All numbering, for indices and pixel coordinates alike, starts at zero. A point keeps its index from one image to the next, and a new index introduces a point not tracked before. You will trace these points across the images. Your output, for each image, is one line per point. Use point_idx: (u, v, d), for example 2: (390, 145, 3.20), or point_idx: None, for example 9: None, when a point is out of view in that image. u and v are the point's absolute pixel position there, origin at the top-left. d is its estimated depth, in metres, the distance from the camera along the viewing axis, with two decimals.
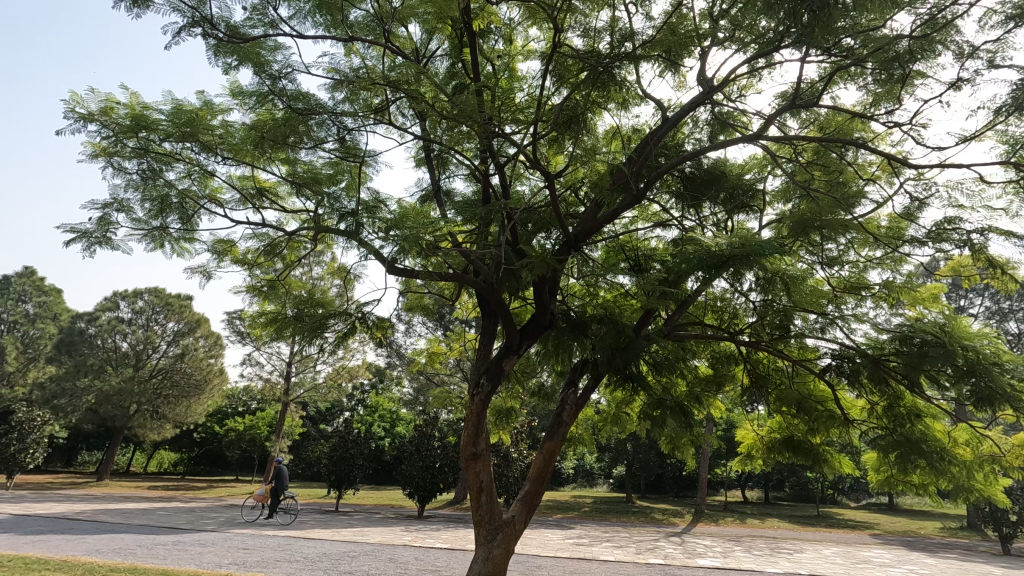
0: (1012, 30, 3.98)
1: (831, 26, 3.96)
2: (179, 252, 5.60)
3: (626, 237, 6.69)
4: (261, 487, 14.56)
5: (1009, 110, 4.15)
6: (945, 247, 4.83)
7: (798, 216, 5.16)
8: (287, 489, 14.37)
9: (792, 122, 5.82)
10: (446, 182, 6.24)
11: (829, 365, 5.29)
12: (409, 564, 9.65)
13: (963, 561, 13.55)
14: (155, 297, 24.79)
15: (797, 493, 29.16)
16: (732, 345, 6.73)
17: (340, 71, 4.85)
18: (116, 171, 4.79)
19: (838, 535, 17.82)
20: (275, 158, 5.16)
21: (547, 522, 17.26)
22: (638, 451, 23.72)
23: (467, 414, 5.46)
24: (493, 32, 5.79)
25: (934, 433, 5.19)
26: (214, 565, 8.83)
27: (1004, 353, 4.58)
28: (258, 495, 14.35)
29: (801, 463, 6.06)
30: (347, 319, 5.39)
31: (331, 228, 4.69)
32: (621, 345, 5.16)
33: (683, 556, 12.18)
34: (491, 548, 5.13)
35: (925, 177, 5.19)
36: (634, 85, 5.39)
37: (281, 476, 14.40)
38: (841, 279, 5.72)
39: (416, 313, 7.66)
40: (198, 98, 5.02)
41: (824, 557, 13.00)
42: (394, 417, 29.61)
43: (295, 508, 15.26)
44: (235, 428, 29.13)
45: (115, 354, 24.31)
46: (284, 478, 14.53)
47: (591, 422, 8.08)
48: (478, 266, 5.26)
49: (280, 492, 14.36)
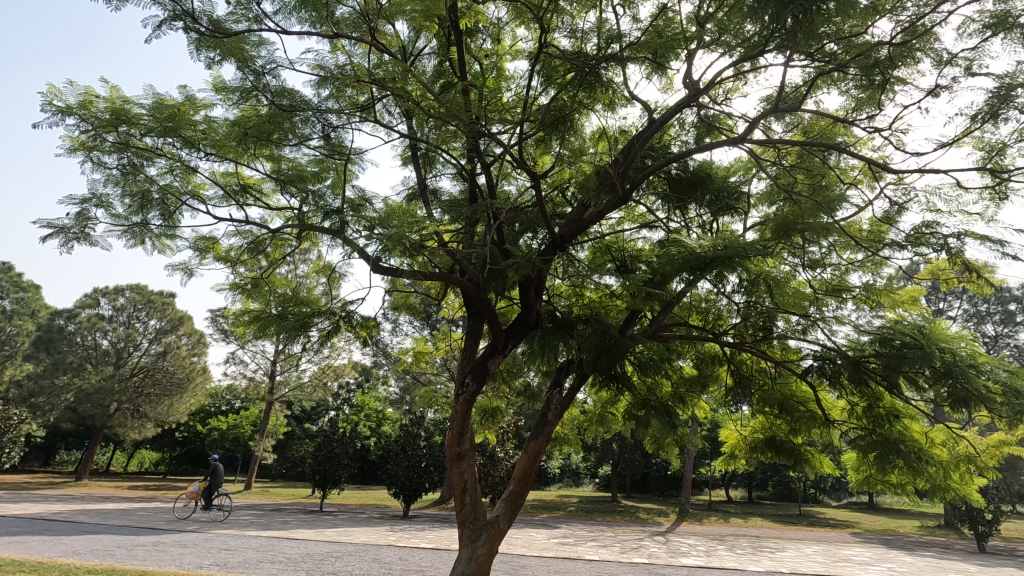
0: (989, 39, 4.05)
1: (814, 31, 4.01)
2: (159, 249, 5.52)
3: (613, 238, 6.71)
4: (195, 484, 14.43)
5: (985, 118, 4.23)
6: (924, 250, 4.92)
7: (781, 219, 5.22)
8: (223, 485, 14.39)
9: (776, 126, 5.87)
10: (433, 181, 6.20)
11: (811, 366, 5.41)
12: (393, 564, 9.59)
13: (939, 559, 13.83)
14: (137, 295, 24.46)
15: (780, 492, 29.48)
16: (716, 346, 6.79)
17: (325, 68, 4.81)
18: (95, 165, 4.70)
19: (819, 534, 18.09)
20: (259, 155, 5.09)
21: (532, 522, 17.31)
22: (624, 451, 23.87)
23: (452, 414, 5.44)
24: (480, 31, 5.77)
25: (911, 433, 5.28)
26: (194, 566, 8.72)
27: (979, 355, 4.68)
28: (191, 493, 14.27)
29: (783, 463, 6.12)
30: (332, 318, 5.35)
31: (316, 226, 4.65)
32: (606, 346, 5.17)
33: (666, 555, 12.29)
34: (475, 548, 5.10)
35: (904, 182, 5.28)
36: (621, 86, 5.41)
37: (216, 473, 14.38)
38: (823, 281, 5.79)
39: (402, 312, 7.62)
40: (180, 93, 4.94)
41: (805, 556, 13.14)
42: (380, 416, 29.52)
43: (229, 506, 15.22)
44: (218, 428, 28.81)
45: (96, 352, 23.93)
46: (218, 474, 14.53)
47: (576, 422, 8.09)
48: (464, 265, 5.25)
49: (215, 489, 14.36)
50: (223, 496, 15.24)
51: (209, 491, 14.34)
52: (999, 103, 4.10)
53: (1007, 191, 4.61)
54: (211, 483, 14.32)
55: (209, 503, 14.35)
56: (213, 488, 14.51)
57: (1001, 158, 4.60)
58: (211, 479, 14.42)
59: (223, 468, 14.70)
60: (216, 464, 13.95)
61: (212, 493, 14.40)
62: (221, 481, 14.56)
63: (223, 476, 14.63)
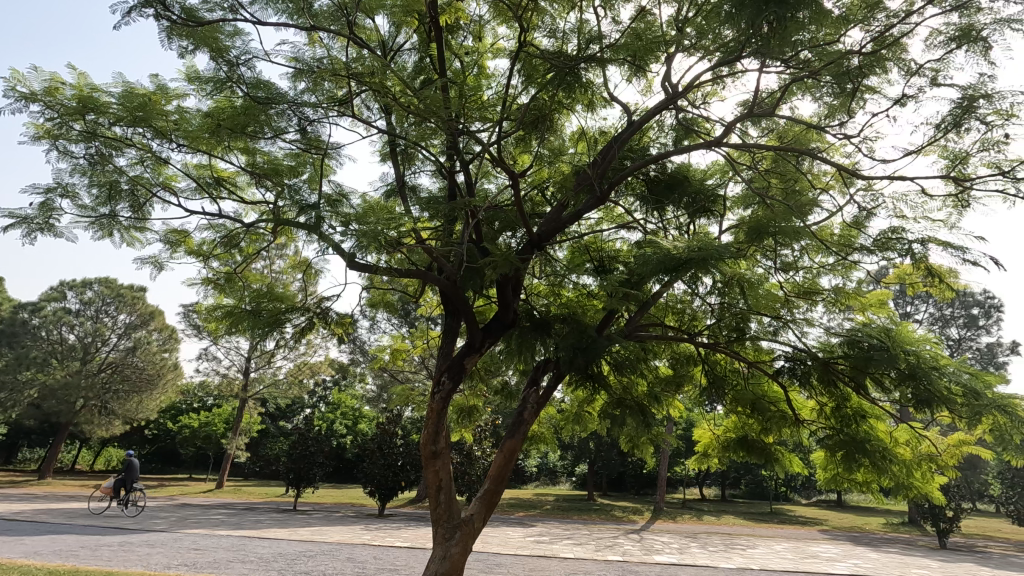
0: (954, 51, 4.17)
1: (788, 39, 4.08)
2: (128, 242, 5.37)
3: (591, 238, 6.75)
4: (108, 479, 14.26)
5: (948, 128, 4.36)
6: (891, 255, 5.04)
7: (754, 222, 5.31)
8: (139, 479, 14.32)
9: (752, 131, 5.96)
10: (412, 178, 6.15)
11: (783, 368, 5.53)
12: (367, 564, 9.49)
13: (903, 555, 14.20)
14: (106, 288, 23.88)
15: (753, 490, 30.05)
16: (690, 346, 6.86)
17: (301, 60, 4.74)
18: (61, 154, 4.56)
19: (788, 531, 18.45)
20: (233, 148, 4.97)
21: (509, 520, 17.31)
22: (601, 450, 24.05)
23: (427, 413, 5.42)
24: (461, 28, 5.76)
25: (877, 433, 5.41)
26: (161, 566, 8.52)
27: (942, 357, 4.82)
28: (104, 488, 14.11)
29: (754, 462, 6.22)
30: (307, 314, 5.27)
31: (291, 221, 4.60)
32: (583, 345, 5.18)
33: (641, 553, 12.39)
34: (449, 547, 5.08)
35: (873, 188, 5.41)
36: (601, 87, 5.44)
37: (131, 467, 14.31)
38: (796, 283, 5.91)
39: (380, 309, 7.56)
40: (151, 82, 4.82)
41: (775, 553, 13.38)
42: (357, 414, 29.24)
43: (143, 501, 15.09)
44: (190, 425, 28.24)
45: (62, 346, 23.19)
46: (134, 469, 14.47)
47: (552, 420, 8.12)
48: (441, 263, 5.22)
49: (130, 483, 14.28)
50: (137, 491, 15.11)
51: (124, 485, 14.25)
52: (963, 113, 4.23)
53: (969, 200, 4.77)
54: (126, 477, 14.22)
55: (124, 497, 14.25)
56: (127, 483, 14.42)
57: (964, 167, 4.73)
58: (125, 474, 14.34)
59: (138, 463, 14.62)
60: (131, 457, 13.89)
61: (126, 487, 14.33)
62: (136, 475, 14.48)
63: (138, 470, 14.53)
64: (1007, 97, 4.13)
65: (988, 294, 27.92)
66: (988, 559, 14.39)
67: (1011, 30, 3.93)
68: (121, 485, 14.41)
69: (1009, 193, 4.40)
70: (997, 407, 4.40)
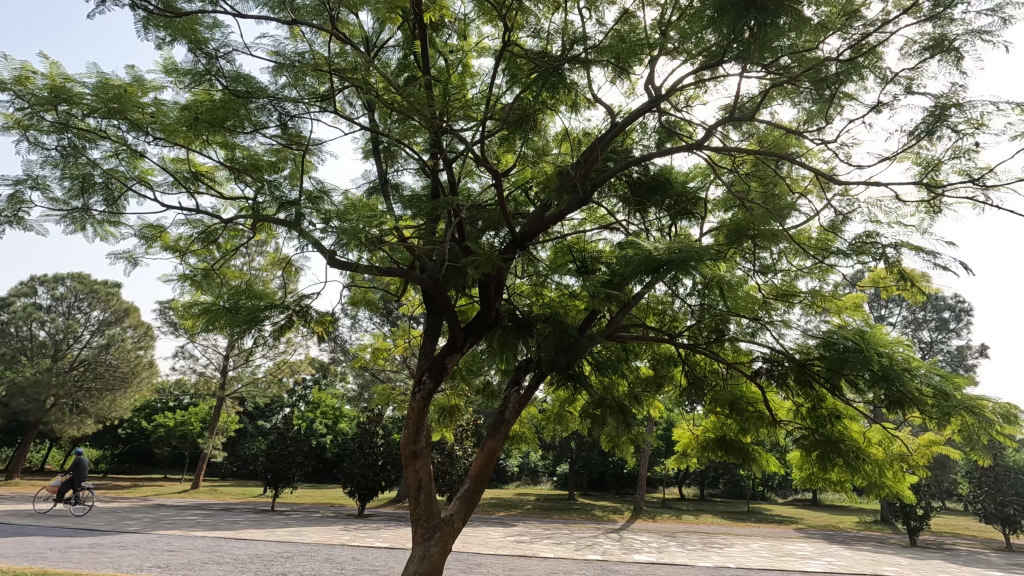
0: (928, 60, 4.27)
1: (768, 45, 4.13)
2: (102, 236, 5.25)
3: (574, 239, 6.77)
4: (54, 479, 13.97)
5: (922, 135, 4.46)
6: (867, 259, 5.14)
7: (734, 224, 5.37)
8: (88, 478, 14.04)
9: (733, 134, 6.04)
10: (395, 176, 6.11)
11: (761, 369, 5.61)
12: (346, 564, 9.42)
13: (875, 553, 14.50)
14: (79, 284, 23.32)
15: (731, 490, 30.45)
16: (671, 347, 6.92)
17: (282, 54, 4.67)
18: (32, 145, 4.44)
19: (765, 530, 18.72)
20: (212, 142, 4.88)
21: (489, 520, 17.30)
22: (582, 450, 24.17)
23: (408, 412, 5.38)
24: (446, 26, 5.73)
25: (851, 433, 5.52)
26: (133, 568, 8.36)
27: (913, 359, 4.93)
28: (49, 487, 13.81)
29: (732, 462, 6.29)
30: (286, 312, 5.19)
31: (271, 217, 4.54)
32: (565, 345, 5.20)
33: (620, 552, 12.47)
34: (429, 547, 5.05)
35: (849, 193, 5.52)
36: (585, 88, 5.46)
37: (79, 467, 14.03)
38: (774, 286, 5.99)
39: (362, 308, 7.50)
40: (127, 73, 4.71)
41: (752, 551, 13.57)
42: (337, 413, 28.95)
43: (92, 501, 14.79)
44: (165, 424, 27.74)
45: (31, 343, 22.67)
46: (82, 468, 14.18)
47: (534, 420, 8.13)
48: (423, 262, 5.18)
49: (78, 482, 14.00)
50: (86, 491, 14.82)
51: (71, 485, 13.96)
52: (935, 122, 4.34)
53: (941, 206, 4.89)
54: (74, 476, 13.93)
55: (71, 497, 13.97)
56: (75, 482, 14.13)
57: (936, 174, 4.85)
58: (73, 473, 14.04)
59: (87, 462, 14.34)
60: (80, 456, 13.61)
61: (74, 487, 14.03)
62: (85, 475, 14.19)
63: (86, 470, 14.25)
64: (978, 106, 4.24)
65: (959, 298, 28.66)
66: (955, 556, 14.79)
67: (983, 41, 4.03)
68: (68, 484, 14.12)
69: (979, 200, 4.51)
70: (965, 408, 4.52)
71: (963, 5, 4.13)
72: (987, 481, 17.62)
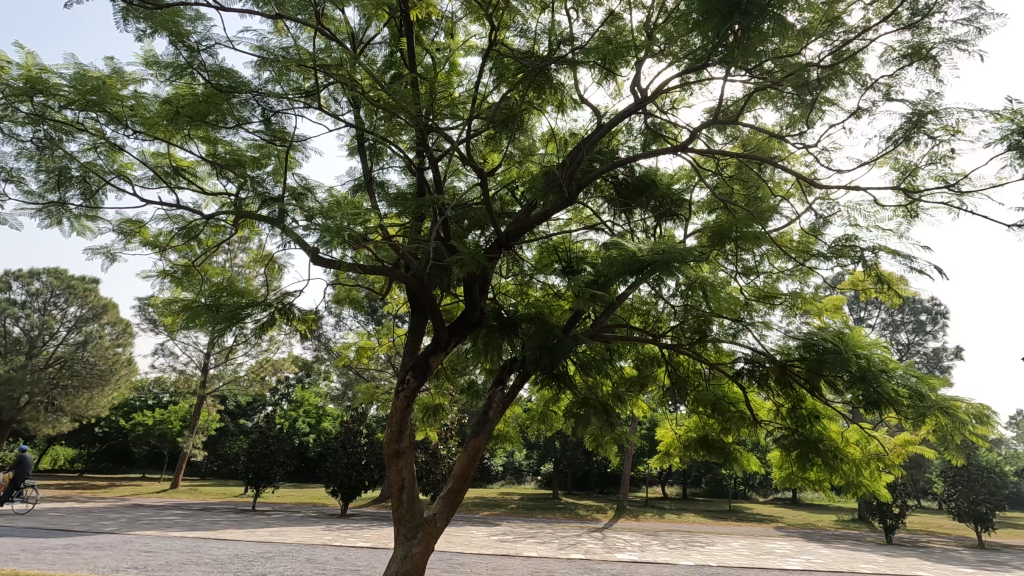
0: (906, 68, 4.35)
1: (752, 49, 4.18)
2: (78, 231, 5.13)
3: (560, 239, 6.78)
4: None
5: (899, 142, 4.54)
6: (847, 262, 5.22)
7: (716, 226, 5.43)
8: (32, 476, 13.71)
9: (717, 138, 6.10)
10: (380, 174, 6.06)
11: (743, 369, 5.67)
12: (327, 564, 9.35)
13: (852, 551, 14.77)
14: (55, 279, 22.84)
15: (712, 489, 30.83)
16: (655, 347, 6.96)
17: (266, 49, 4.61)
18: (6, 137, 4.33)
19: (746, 528, 18.97)
20: (194, 136, 4.80)
21: (473, 520, 17.30)
22: (566, 449, 24.30)
23: (391, 411, 5.36)
24: (433, 24, 5.70)
25: (830, 433, 5.61)
26: (109, 569, 8.21)
27: (890, 360, 5.02)
28: None
29: (714, 461, 6.36)
30: (268, 310, 5.12)
31: (254, 213, 4.50)
32: (550, 345, 5.21)
33: (603, 551, 12.53)
34: (411, 546, 5.02)
35: (829, 197, 5.61)
36: (571, 89, 5.47)
37: (23, 464, 13.69)
38: (756, 288, 6.05)
39: (346, 306, 7.44)
40: (106, 65, 4.62)
41: (732, 549, 13.73)
42: (321, 412, 28.74)
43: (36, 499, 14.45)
44: (143, 423, 27.31)
45: (6, 340, 22.16)
46: (25, 465, 13.84)
47: (518, 419, 8.13)
48: (408, 260, 5.15)
49: (21, 480, 13.66)
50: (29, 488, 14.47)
51: (13, 482, 13.62)
52: (912, 128, 4.43)
53: (918, 210, 4.99)
54: (17, 474, 13.59)
55: (13, 494, 13.62)
56: (17, 479, 13.77)
57: (914, 179, 4.94)
58: (16, 471, 13.69)
59: (31, 459, 13.99)
60: (24, 453, 13.29)
61: (17, 484, 13.68)
62: (29, 472, 13.85)
63: (30, 466, 13.91)
64: (953, 113, 4.33)
65: (935, 301, 29.30)
66: (928, 553, 15.13)
67: (959, 50, 4.12)
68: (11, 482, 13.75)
69: (954, 205, 4.62)
70: (939, 408, 4.63)
71: (941, 14, 4.21)
72: (960, 479, 18.04)
